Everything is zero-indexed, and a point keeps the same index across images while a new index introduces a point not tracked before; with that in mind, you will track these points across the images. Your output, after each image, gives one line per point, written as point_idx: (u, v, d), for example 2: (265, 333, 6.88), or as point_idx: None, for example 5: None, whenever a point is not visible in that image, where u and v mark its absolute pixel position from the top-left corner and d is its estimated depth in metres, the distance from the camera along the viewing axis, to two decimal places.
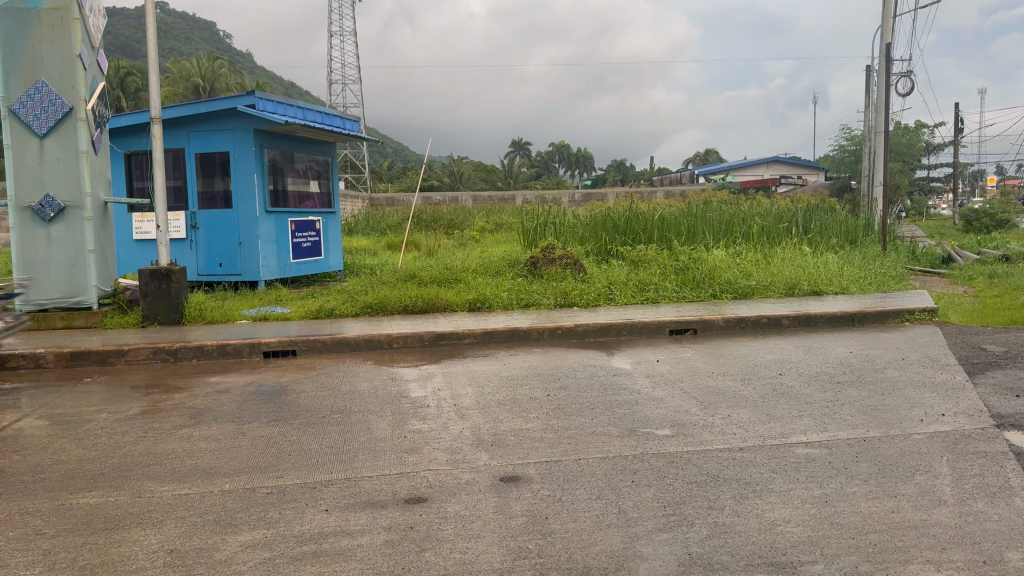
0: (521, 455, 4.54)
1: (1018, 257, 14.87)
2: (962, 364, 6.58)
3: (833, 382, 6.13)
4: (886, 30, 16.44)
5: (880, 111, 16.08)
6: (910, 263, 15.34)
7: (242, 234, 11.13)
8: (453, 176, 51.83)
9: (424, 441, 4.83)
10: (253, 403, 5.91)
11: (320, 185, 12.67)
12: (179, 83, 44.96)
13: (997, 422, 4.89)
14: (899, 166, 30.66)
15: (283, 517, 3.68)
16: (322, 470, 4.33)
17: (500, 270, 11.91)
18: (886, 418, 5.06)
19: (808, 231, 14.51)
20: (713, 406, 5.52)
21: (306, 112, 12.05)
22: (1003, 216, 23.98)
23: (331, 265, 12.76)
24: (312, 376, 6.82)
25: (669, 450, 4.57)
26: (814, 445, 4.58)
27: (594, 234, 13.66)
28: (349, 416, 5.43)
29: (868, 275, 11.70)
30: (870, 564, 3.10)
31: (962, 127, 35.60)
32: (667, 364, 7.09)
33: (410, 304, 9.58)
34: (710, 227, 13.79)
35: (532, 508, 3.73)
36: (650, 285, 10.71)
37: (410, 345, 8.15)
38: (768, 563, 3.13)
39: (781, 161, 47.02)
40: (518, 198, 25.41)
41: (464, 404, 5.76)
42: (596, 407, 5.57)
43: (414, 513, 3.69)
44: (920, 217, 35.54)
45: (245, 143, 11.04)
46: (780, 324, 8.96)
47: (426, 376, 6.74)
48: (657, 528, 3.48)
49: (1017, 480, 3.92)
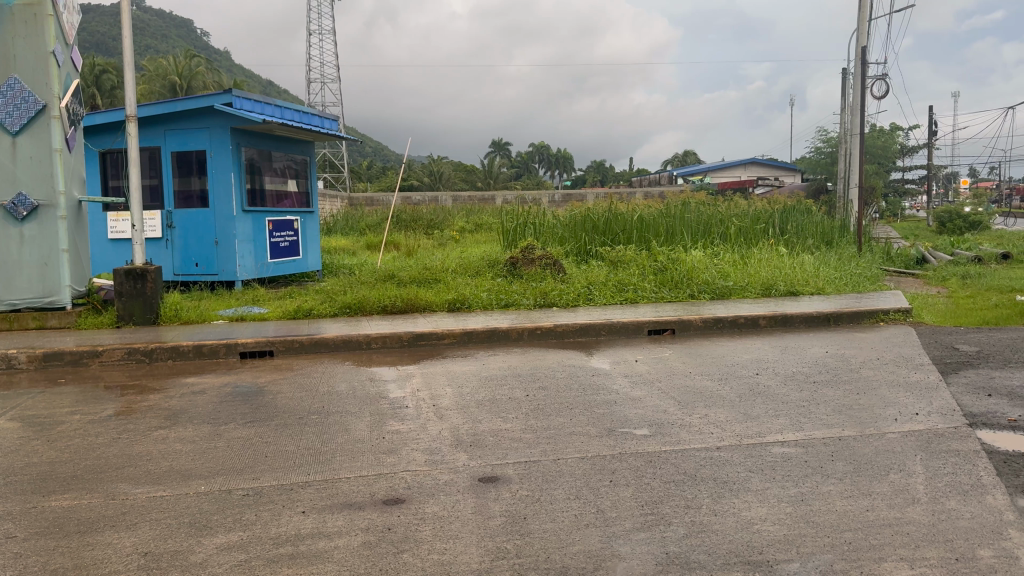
0: (500, 455, 4.54)
1: (990, 258, 15.15)
2: (936, 364, 6.65)
3: (810, 382, 6.17)
4: (862, 33, 16.60)
5: (857, 113, 16.21)
6: (885, 263, 15.56)
7: (218, 234, 11.02)
8: (433, 176, 51.78)
9: (403, 441, 4.82)
10: (229, 404, 5.86)
11: (298, 184, 12.57)
12: (155, 80, 44.61)
13: (970, 422, 4.95)
14: (874, 169, 31.03)
15: (260, 519, 3.66)
16: (298, 472, 4.29)
17: (480, 270, 11.91)
18: (861, 418, 5.11)
19: (785, 231, 14.66)
20: (691, 406, 5.54)
21: (284, 111, 11.98)
22: (976, 218, 24.36)
23: (309, 265, 12.68)
24: (290, 377, 6.76)
25: (647, 450, 4.59)
26: (790, 444, 4.61)
27: (573, 235, 13.68)
28: (328, 417, 5.40)
29: (843, 275, 11.85)
30: (845, 563, 3.12)
31: (937, 130, 35.96)
32: (646, 364, 7.11)
33: (389, 304, 9.55)
34: (689, 227, 13.88)
35: (510, 508, 3.73)
36: (629, 285, 10.76)
37: (389, 346, 8.11)
38: (745, 562, 3.15)
39: (760, 163, 47.48)
40: (498, 198, 25.40)
41: (444, 404, 5.75)
42: (575, 407, 5.58)
43: (393, 514, 3.68)
44: (896, 218, 35.86)
45: (221, 141, 10.94)
46: (757, 325, 9.03)
47: (406, 377, 6.72)
48: (635, 528, 3.49)
49: (989, 478, 3.97)
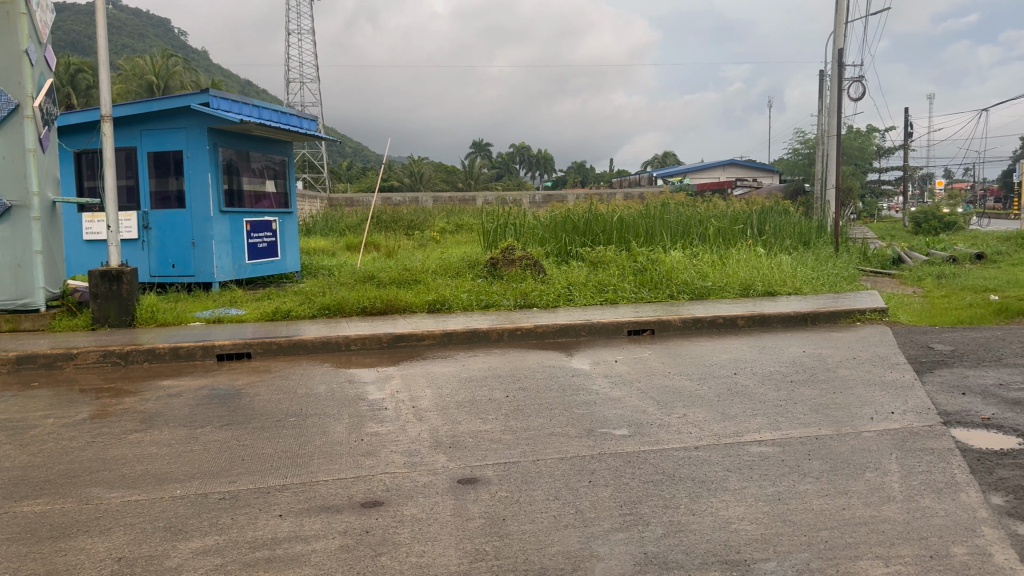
0: (480, 457, 4.53)
1: (965, 258, 15.35)
2: (911, 363, 6.72)
3: (787, 382, 6.21)
4: (839, 36, 16.75)
5: (833, 115, 16.34)
6: (862, 263, 15.70)
7: (195, 235, 10.92)
8: (414, 176, 51.66)
9: (382, 443, 4.80)
10: (206, 407, 5.80)
11: (277, 185, 12.48)
12: (131, 79, 44.11)
13: (944, 420, 5.00)
14: (851, 170, 31.32)
15: (237, 523, 3.63)
16: (275, 475, 4.26)
17: (460, 271, 11.90)
18: (838, 417, 5.15)
19: (763, 232, 14.77)
20: (669, 406, 5.56)
21: (261, 111, 11.89)
22: (951, 219, 24.66)
23: (288, 266, 12.58)
24: (268, 379, 6.71)
25: (626, 449, 4.60)
26: (767, 443, 4.64)
27: (554, 235, 13.69)
28: (306, 419, 5.37)
29: (821, 275, 11.95)
30: (821, 561, 3.14)
31: (913, 132, 36.34)
32: (626, 364, 7.13)
33: (369, 305, 9.51)
34: (669, 228, 13.94)
35: (489, 510, 3.72)
36: (609, 285, 10.79)
37: (368, 347, 8.06)
38: (723, 562, 3.16)
39: (738, 164, 47.81)
40: (478, 199, 25.39)
41: (423, 405, 5.73)
42: (555, 408, 5.58)
43: (371, 516, 3.65)
44: (873, 218, 36.18)
45: (199, 141, 10.85)
46: (735, 325, 9.08)
47: (385, 378, 6.69)
48: (614, 528, 3.49)
49: (963, 476, 4.02)
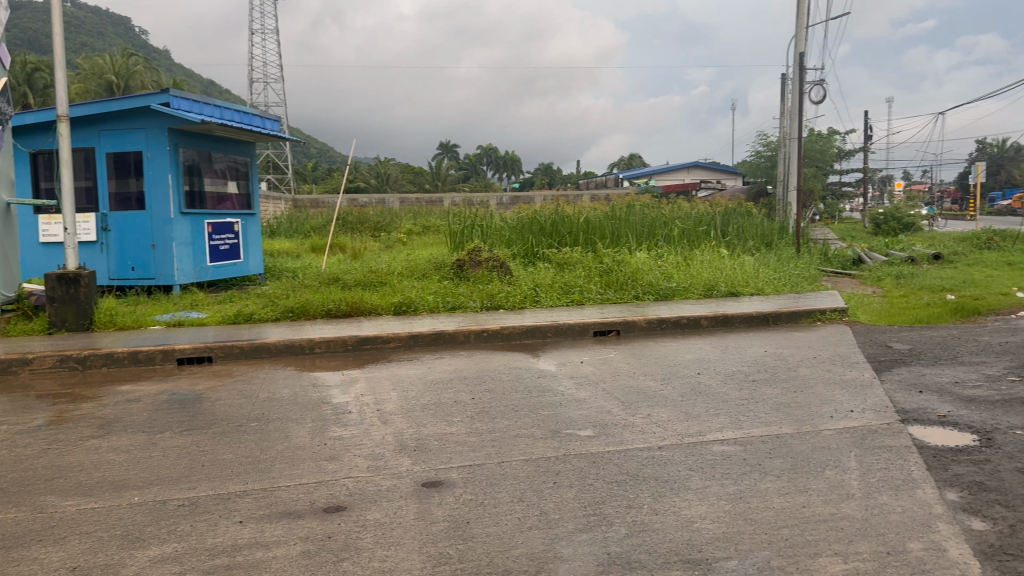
0: (444, 460, 4.51)
1: (923, 259, 15.65)
2: (870, 361, 6.83)
3: (749, 381, 6.28)
4: (800, 39, 16.99)
5: (795, 117, 16.57)
6: (823, 263, 15.92)
7: (156, 237, 10.74)
8: (381, 178, 51.36)
9: (345, 447, 4.76)
10: (166, 412, 5.71)
11: (239, 186, 12.32)
12: (91, 78, 43.27)
13: (902, 418, 5.09)
14: (812, 172, 31.78)
15: (196, 530, 3.57)
16: (236, 481, 4.20)
17: (427, 273, 11.85)
18: (798, 415, 5.22)
19: (726, 234, 14.93)
20: (634, 406, 5.59)
21: (224, 111, 11.73)
22: (909, 219, 25.12)
23: (251, 268, 12.42)
24: (230, 383, 6.62)
25: (590, 450, 4.62)
26: (729, 442, 4.68)
27: (520, 236, 13.70)
28: (268, 424, 5.30)
29: (783, 276, 12.10)
30: (782, 559, 3.17)
31: (872, 134, 36.93)
32: (591, 365, 7.16)
33: (333, 308, 9.43)
34: (634, 229, 14.02)
35: (453, 513, 3.70)
36: (575, 287, 10.82)
37: (333, 350, 7.99)
38: (685, 561, 3.18)
39: (702, 165, 48.34)
40: (445, 200, 25.32)
41: (388, 408, 5.69)
42: (520, 409, 5.58)
43: (334, 522, 3.62)
44: (834, 220, 36.68)
45: (159, 142, 10.68)
46: (699, 325, 9.16)
47: (349, 381, 6.63)
48: (578, 528, 3.50)
49: (919, 473, 4.09)
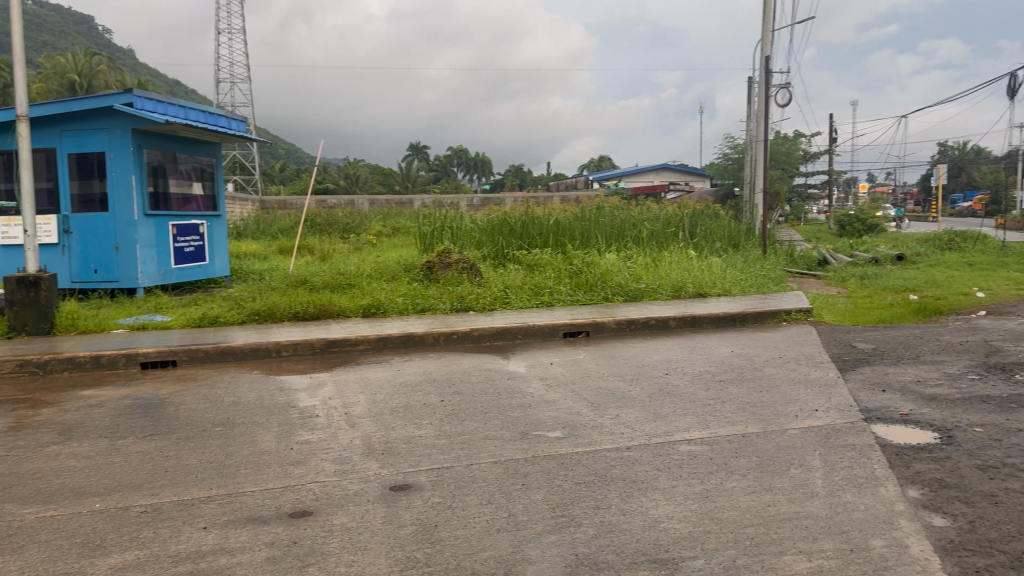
0: (413, 462, 4.49)
1: (886, 260, 15.90)
2: (835, 361, 6.93)
3: (716, 381, 6.34)
4: (766, 43, 17.21)
5: (761, 120, 16.76)
6: (789, 264, 16.11)
7: (119, 239, 10.57)
8: (350, 180, 51.03)
9: (311, 452, 4.71)
10: (129, 417, 5.61)
11: (205, 187, 12.17)
12: (53, 78, 42.42)
13: (865, 416, 5.17)
14: (778, 174, 32.13)
15: (159, 536, 3.51)
16: (200, 487, 4.14)
17: (396, 275, 11.79)
18: (764, 414, 5.27)
19: (694, 235, 15.06)
20: (603, 407, 5.61)
21: (189, 112, 11.57)
22: (873, 221, 25.50)
23: (217, 270, 12.26)
24: (194, 387, 6.53)
25: (559, 451, 4.62)
26: (696, 442, 4.71)
27: (490, 238, 13.68)
28: (234, 428, 5.23)
29: (750, 277, 12.22)
30: (747, 558, 3.20)
31: (837, 137, 37.45)
32: (561, 366, 7.16)
33: (300, 311, 9.34)
34: (604, 231, 14.08)
35: (421, 517, 3.68)
36: (545, 288, 10.85)
37: (300, 353, 7.91)
38: (652, 561, 3.19)
39: (671, 168, 48.74)
40: (415, 202, 25.21)
41: (356, 412, 5.65)
42: (489, 411, 5.57)
43: (300, 527, 3.58)
44: (799, 222, 37.08)
45: (122, 143, 10.52)
46: (667, 325, 9.22)
47: (317, 384, 6.57)
48: (546, 530, 3.50)
49: (882, 470, 4.15)
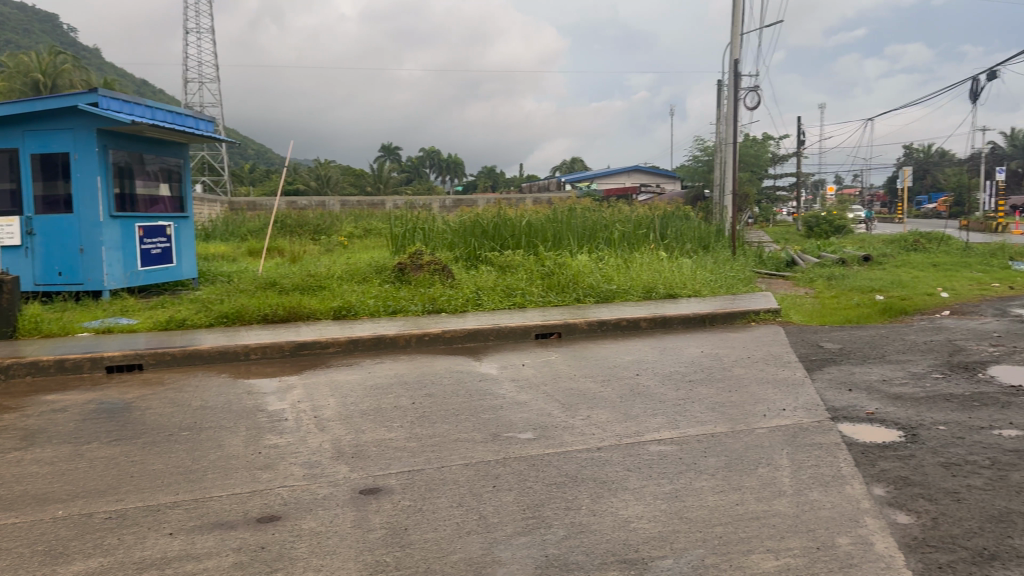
0: (383, 466, 4.46)
1: (853, 261, 16.12)
2: (803, 361, 7.01)
3: (685, 381, 6.38)
4: (735, 46, 17.39)
5: (730, 123, 16.93)
6: (758, 265, 16.28)
7: (84, 241, 10.39)
8: (321, 181, 50.70)
9: (280, 455, 4.67)
10: (93, 422, 5.52)
11: (172, 188, 12.01)
12: (17, 77, 41.70)
13: (832, 415, 5.24)
14: (748, 176, 32.48)
15: (124, 543, 3.46)
16: (166, 492, 4.08)
17: (367, 276, 11.73)
18: (733, 414, 5.32)
19: (665, 236, 15.20)
20: (574, 408, 5.62)
21: (156, 112, 11.42)
22: (840, 222, 25.86)
23: (184, 272, 12.10)
24: (161, 391, 6.44)
25: (530, 453, 4.62)
26: (666, 442, 4.74)
27: (462, 239, 13.66)
28: (201, 433, 5.17)
29: (719, 278, 12.33)
30: (715, 556, 3.22)
31: (805, 140, 37.92)
32: (532, 368, 7.17)
33: (269, 313, 9.25)
34: (576, 232, 14.13)
35: (391, 520, 3.66)
36: (517, 290, 10.86)
37: (269, 356, 7.83)
38: (622, 561, 3.21)
39: (642, 170, 49.06)
40: (386, 203, 25.11)
41: (326, 415, 5.61)
42: (460, 413, 5.56)
43: (267, 532, 3.54)
44: (768, 223, 37.48)
45: (87, 143, 10.35)
46: (638, 326, 9.27)
47: (286, 388, 6.51)
48: (517, 532, 3.50)
49: (848, 469, 4.21)
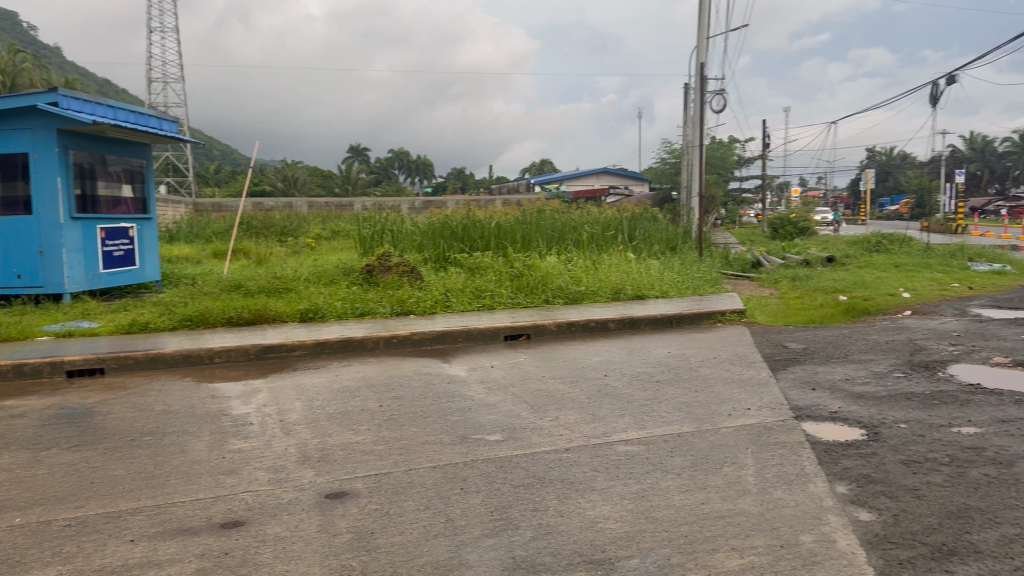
0: (349, 469, 4.43)
1: (818, 262, 16.36)
2: (767, 360, 7.10)
3: (653, 381, 6.43)
4: (701, 50, 17.55)
5: (697, 125, 17.08)
6: (724, 267, 16.44)
7: (44, 243, 10.19)
8: (288, 182, 50.27)
9: (245, 460, 4.62)
10: (53, 427, 5.41)
11: (135, 189, 11.83)
12: None
13: (796, 414, 5.31)
14: (714, 178, 32.80)
15: (83, 551, 3.39)
16: (127, 498, 4.02)
17: (335, 278, 11.65)
18: (699, 414, 5.36)
19: (633, 238, 15.31)
20: (542, 409, 5.63)
21: (118, 112, 11.24)
22: (805, 224, 26.23)
23: (147, 275, 11.91)
24: (123, 396, 6.33)
25: (498, 455, 4.62)
26: (633, 442, 4.77)
27: (431, 241, 13.62)
28: (164, 438, 5.09)
29: (686, 279, 12.43)
30: (681, 556, 3.25)
31: (770, 142, 38.41)
32: (501, 369, 7.18)
33: (235, 316, 9.14)
34: (544, 234, 14.17)
35: (357, 524, 3.64)
36: (486, 292, 10.87)
37: (234, 360, 7.74)
38: (589, 562, 3.22)
39: (610, 172, 49.36)
40: (354, 204, 24.96)
41: (292, 419, 5.55)
42: (428, 416, 5.54)
43: (231, 537, 3.50)
44: (735, 224, 37.89)
45: (46, 143, 10.14)
46: (607, 327, 9.31)
47: (252, 392, 6.44)
48: (484, 534, 3.50)
49: (811, 467, 4.27)
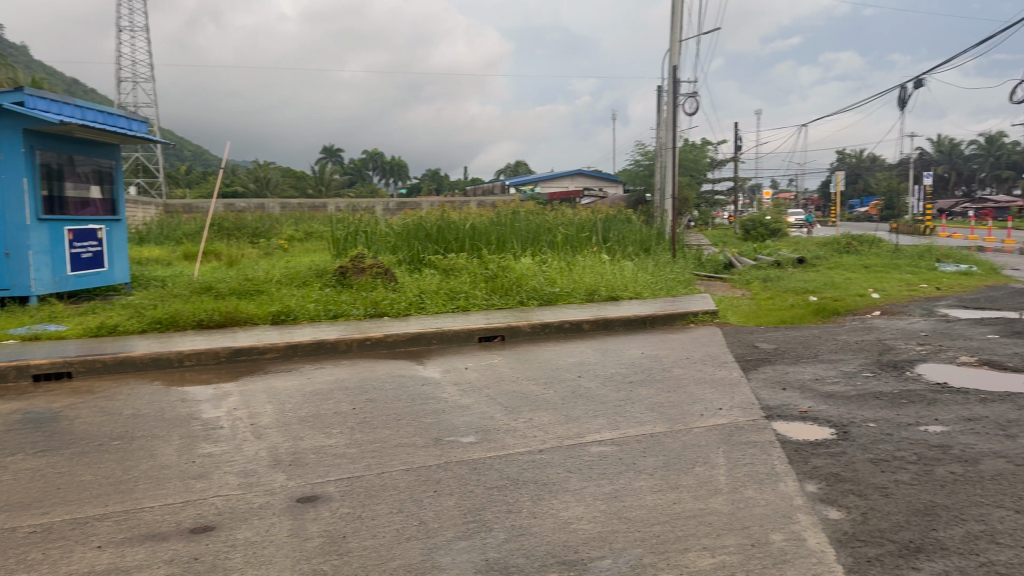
0: (321, 473, 4.40)
1: (789, 263, 16.53)
2: (739, 361, 7.17)
3: (626, 382, 6.46)
4: (674, 53, 17.68)
5: (670, 127, 17.18)
6: (697, 268, 16.57)
7: (9, 244, 10.01)
8: (260, 183, 49.85)
9: (215, 464, 4.57)
10: (18, 432, 5.32)
11: (104, 190, 11.67)
12: None
13: (767, 414, 5.36)
14: (687, 180, 33.05)
15: (48, 558, 3.34)
16: (95, 504, 3.96)
17: (308, 280, 11.58)
18: (671, 414, 5.40)
19: (607, 240, 15.39)
20: (516, 411, 5.64)
21: (87, 111, 11.07)
22: (776, 225, 26.50)
23: (116, 277, 11.75)
24: (91, 400, 6.24)
25: (471, 456, 4.62)
26: (606, 443, 4.79)
27: (405, 242, 13.57)
28: (132, 442, 5.03)
29: (660, 280, 12.51)
30: (653, 555, 3.27)
31: (742, 145, 38.77)
32: (475, 371, 7.18)
33: (206, 319, 9.05)
34: (519, 236, 14.18)
35: (329, 528, 3.62)
36: (460, 293, 10.86)
37: (204, 363, 7.66)
38: (561, 562, 3.23)
39: (584, 174, 49.56)
40: (327, 206, 24.82)
41: (263, 422, 5.50)
42: (402, 418, 5.52)
43: (201, 543, 3.46)
44: (707, 226, 38.20)
45: (12, 143, 9.97)
46: (581, 328, 9.34)
47: (223, 395, 6.37)
48: (457, 536, 3.49)
49: (782, 466, 4.31)
